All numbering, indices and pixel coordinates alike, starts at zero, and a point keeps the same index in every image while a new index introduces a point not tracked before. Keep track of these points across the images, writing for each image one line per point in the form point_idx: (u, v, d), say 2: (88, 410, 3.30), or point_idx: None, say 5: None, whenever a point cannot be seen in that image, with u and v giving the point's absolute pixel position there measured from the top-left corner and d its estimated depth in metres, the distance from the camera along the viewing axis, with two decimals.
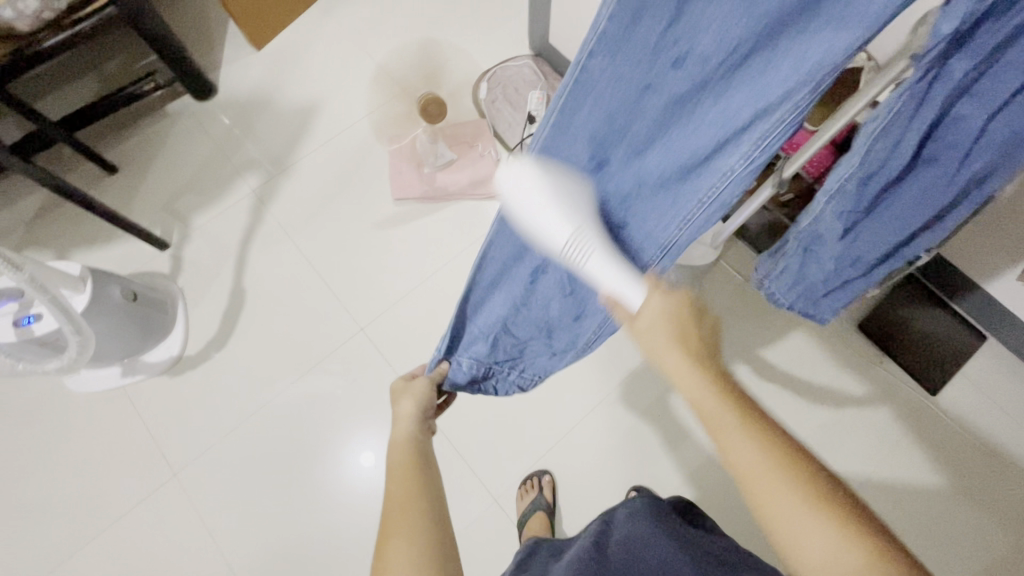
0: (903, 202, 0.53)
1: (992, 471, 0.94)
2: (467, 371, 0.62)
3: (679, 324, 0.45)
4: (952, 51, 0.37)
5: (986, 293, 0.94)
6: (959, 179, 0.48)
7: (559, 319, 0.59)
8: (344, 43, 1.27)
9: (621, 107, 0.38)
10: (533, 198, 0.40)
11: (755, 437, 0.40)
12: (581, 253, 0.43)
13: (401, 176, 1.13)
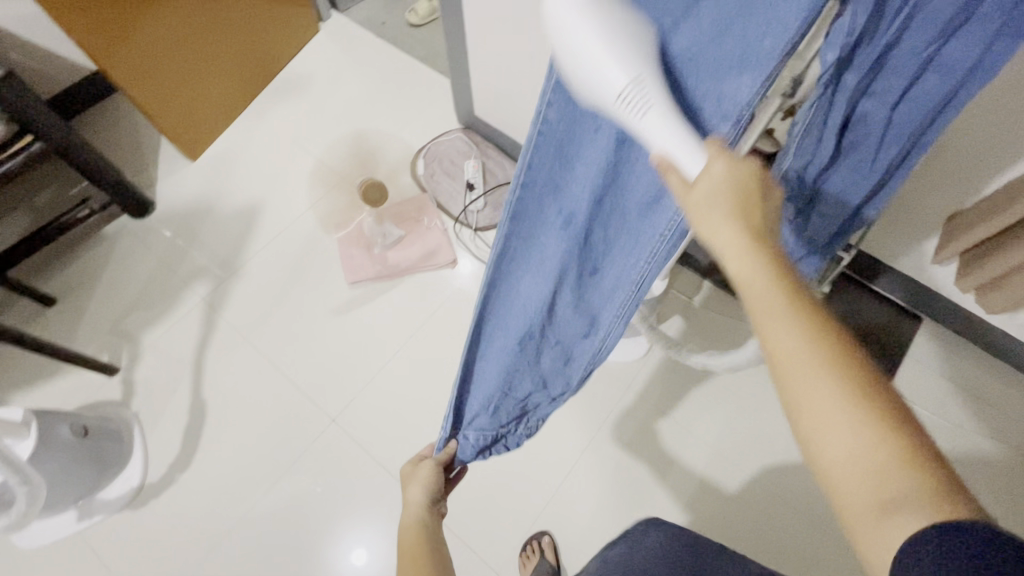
0: (840, 183, 0.57)
1: (959, 442, 0.99)
2: (476, 443, 0.60)
3: (742, 195, 0.37)
4: (842, 69, 0.44)
5: (910, 277, 1.03)
6: (881, 162, 0.53)
7: (551, 366, 0.60)
8: (279, 142, 1.30)
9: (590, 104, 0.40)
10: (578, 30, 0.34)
11: (804, 322, 0.33)
12: (637, 107, 0.36)
13: (352, 260, 1.15)
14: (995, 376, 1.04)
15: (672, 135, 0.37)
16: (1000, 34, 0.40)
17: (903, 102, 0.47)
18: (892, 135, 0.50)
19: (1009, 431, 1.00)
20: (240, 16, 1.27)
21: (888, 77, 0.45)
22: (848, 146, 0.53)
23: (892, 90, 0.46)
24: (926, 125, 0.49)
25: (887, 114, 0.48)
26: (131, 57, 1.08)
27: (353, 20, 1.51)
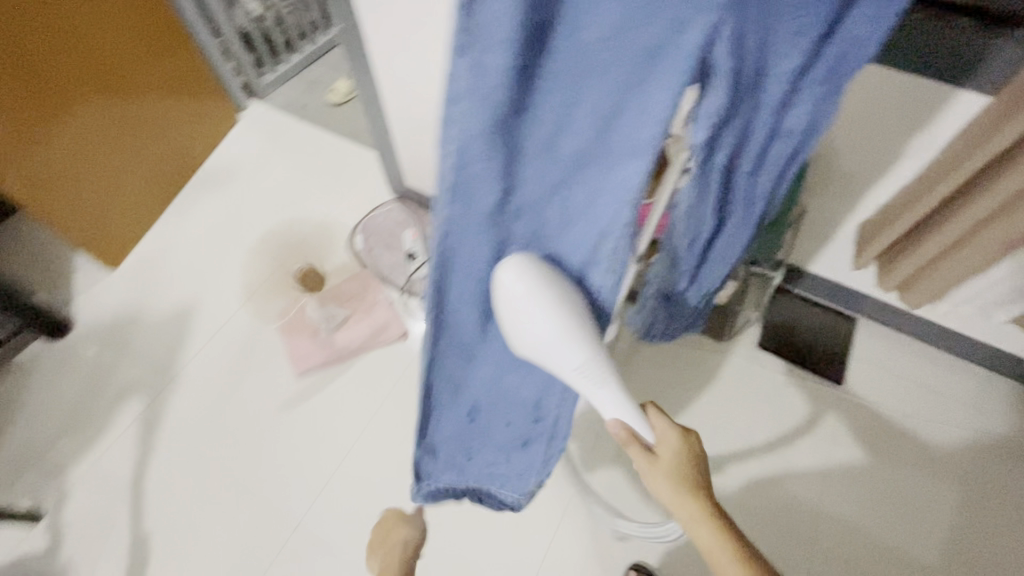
0: (727, 236, 0.58)
1: (912, 431, 1.05)
2: (442, 485, 0.68)
3: (688, 459, 0.57)
4: (709, 148, 0.43)
5: (839, 282, 1.10)
6: (752, 218, 0.57)
7: (519, 430, 0.64)
8: (208, 237, 1.26)
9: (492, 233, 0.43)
10: (531, 299, 0.44)
11: (735, 548, 0.53)
12: (597, 378, 0.48)
13: (298, 349, 1.10)
14: (934, 362, 1.10)
15: (619, 406, 0.51)
16: (840, 72, 0.42)
17: (761, 170, 0.51)
18: (757, 197, 0.54)
19: (956, 414, 1.05)
20: (155, 115, 1.25)
21: (750, 150, 0.47)
22: (727, 214, 0.55)
23: (754, 157, 0.49)
24: (788, 166, 0.51)
25: (754, 179, 0.51)
26: (33, 172, 1.02)
27: (272, 105, 1.51)
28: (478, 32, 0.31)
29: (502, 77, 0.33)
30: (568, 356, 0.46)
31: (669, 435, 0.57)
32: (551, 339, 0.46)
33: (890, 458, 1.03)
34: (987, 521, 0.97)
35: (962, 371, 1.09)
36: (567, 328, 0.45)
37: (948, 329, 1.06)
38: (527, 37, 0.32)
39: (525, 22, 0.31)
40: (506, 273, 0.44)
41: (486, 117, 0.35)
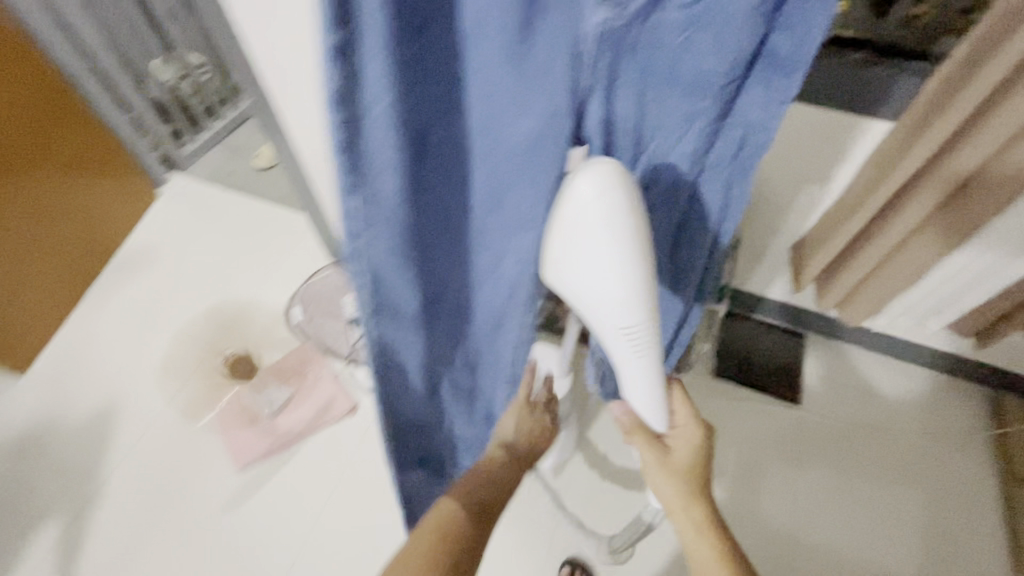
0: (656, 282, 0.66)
1: (871, 441, 1.06)
2: (420, 473, 0.79)
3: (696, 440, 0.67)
4: None
5: (784, 301, 1.12)
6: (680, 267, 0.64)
7: (473, 434, 0.73)
8: (130, 326, 1.17)
9: (411, 296, 0.50)
10: (612, 224, 0.41)
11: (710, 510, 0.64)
12: (639, 344, 0.51)
13: (237, 440, 1.02)
14: (881, 368, 1.12)
15: (648, 367, 0.55)
16: (742, 146, 0.49)
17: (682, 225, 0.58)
18: (681, 248, 0.62)
19: (909, 419, 1.07)
20: (62, 202, 1.16)
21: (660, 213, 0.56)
22: (652, 258, 0.63)
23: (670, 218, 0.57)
24: (706, 228, 0.58)
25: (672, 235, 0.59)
26: None
27: (195, 176, 1.45)
28: (357, 151, 0.36)
29: (394, 184, 0.39)
30: (639, 301, 0.46)
31: (689, 431, 0.67)
32: (610, 292, 0.45)
33: (854, 471, 1.03)
34: (954, 524, 0.98)
35: (908, 374, 1.11)
36: (629, 279, 0.44)
37: (889, 337, 1.09)
38: (409, 147, 0.38)
39: (399, 133, 0.37)
40: (584, 184, 0.40)
41: (383, 204, 0.41)
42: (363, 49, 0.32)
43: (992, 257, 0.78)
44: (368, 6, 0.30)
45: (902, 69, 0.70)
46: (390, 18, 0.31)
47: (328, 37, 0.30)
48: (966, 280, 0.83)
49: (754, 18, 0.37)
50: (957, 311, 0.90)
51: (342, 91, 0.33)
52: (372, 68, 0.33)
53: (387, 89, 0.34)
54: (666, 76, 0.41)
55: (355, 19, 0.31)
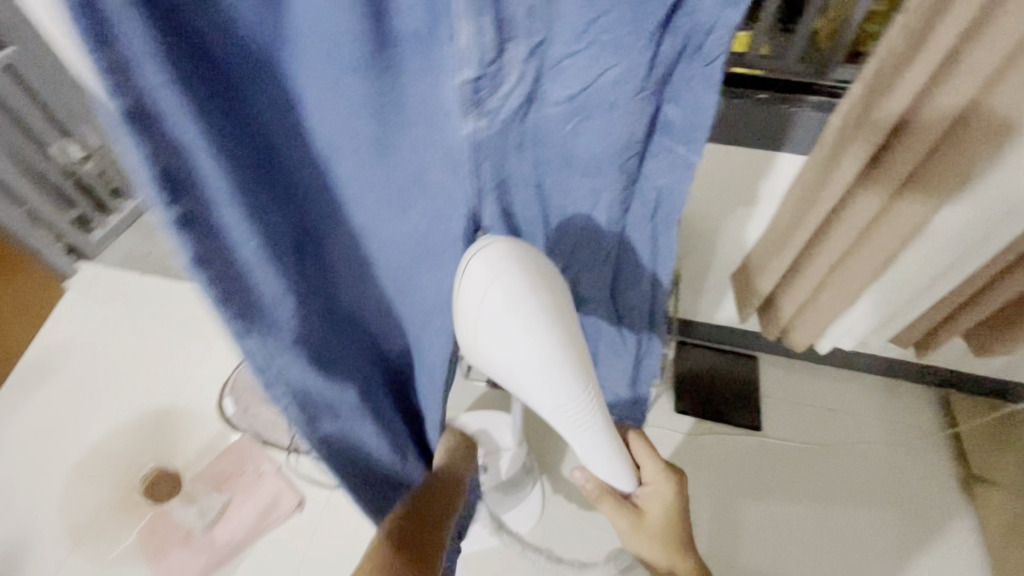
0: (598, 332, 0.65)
1: (835, 460, 1.05)
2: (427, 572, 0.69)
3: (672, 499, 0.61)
4: None
5: (733, 326, 1.12)
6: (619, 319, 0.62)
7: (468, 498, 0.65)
8: (38, 441, 1.05)
9: (349, 391, 0.43)
10: (516, 305, 0.38)
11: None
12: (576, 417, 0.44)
13: (170, 564, 0.91)
14: (836, 382, 1.13)
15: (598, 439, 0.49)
16: (660, 211, 0.47)
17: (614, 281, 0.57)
18: (620, 303, 0.60)
19: (870, 431, 1.08)
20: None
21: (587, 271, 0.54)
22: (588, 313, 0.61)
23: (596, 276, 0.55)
24: (638, 284, 0.56)
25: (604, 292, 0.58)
26: None
27: (109, 263, 1.35)
28: (244, 306, 0.32)
29: (277, 277, 0.33)
30: (571, 383, 0.42)
31: (662, 487, 0.61)
32: (541, 380, 0.41)
33: (825, 495, 1.02)
34: (928, 538, 0.97)
35: (860, 385, 1.13)
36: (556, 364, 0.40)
37: (838, 351, 1.09)
38: (275, 227, 0.32)
39: (285, 269, 0.34)
40: (480, 266, 0.39)
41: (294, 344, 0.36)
42: (213, 208, 0.28)
43: (921, 270, 0.79)
44: (203, 166, 0.27)
45: (805, 101, 0.71)
46: (230, 168, 0.28)
47: (164, 215, 0.26)
48: (894, 299, 0.86)
49: (636, 101, 0.37)
50: (896, 323, 0.91)
51: (203, 257, 0.29)
52: (232, 224, 0.29)
53: (256, 236, 0.30)
54: (559, 158, 0.41)
55: (194, 183, 0.27)
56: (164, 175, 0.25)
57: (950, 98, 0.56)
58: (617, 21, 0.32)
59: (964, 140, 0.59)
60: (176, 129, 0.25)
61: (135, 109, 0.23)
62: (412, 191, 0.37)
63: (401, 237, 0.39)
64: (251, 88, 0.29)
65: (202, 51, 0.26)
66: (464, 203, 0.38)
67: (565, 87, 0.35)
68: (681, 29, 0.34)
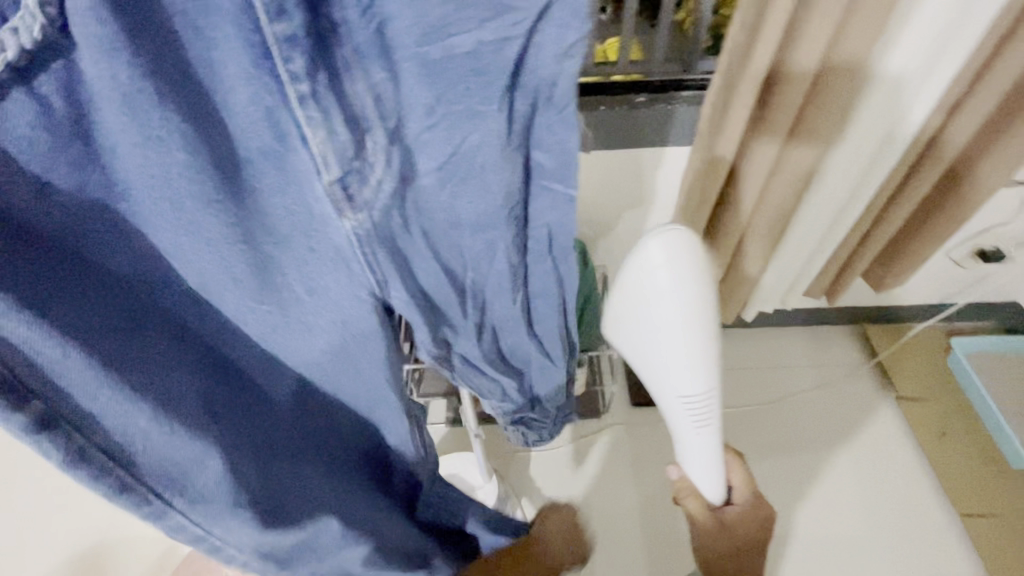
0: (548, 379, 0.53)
1: (783, 414, 1.11)
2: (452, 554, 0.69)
3: (756, 528, 0.58)
4: (450, 343, 0.43)
5: None
6: (562, 367, 0.53)
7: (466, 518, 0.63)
8: None
9: (295, 504, 0.41)
10: (679, 287, 0.42)
11: None
12: (704, 416, 0.49)
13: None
14: (774, 340, 1.20)
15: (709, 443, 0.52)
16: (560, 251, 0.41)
17: (544, 336, 0.48)
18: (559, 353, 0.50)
19: (804, 378, 1.15)
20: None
21: (513, 331, 0.45)
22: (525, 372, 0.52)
23: (524, 332, 0.46)
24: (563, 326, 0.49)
25: (538, 343, 0.48)
26: None
27: None
28: (136, 484, 0.31)
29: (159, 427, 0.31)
30: (703, 370, 0.46)
31: (749, 508, 0.59)
32: (676, 364, 0.46)
33: (784, 448, 1.07)
34: (881, 468, 1.05)
35: (787, 338, 1.21)
36: (699, 353, 0.45)
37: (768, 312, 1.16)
38: (139, 372, 0.31)
39: (160, 409, 0.31)
40: (665, 249, 0.42)
41: (217, 501, 0.34)
42: (70, 395, 0.28)
43: (814, 226, 0.87)
44: (48, 355, 0.27)
45: (679, 97, 0.77)
46: (78, 343, 0.28)
47: (18, 426, 0.26)
48: (800, 261, 0.94)
49: (509, 161, 0.33)
50: (804, 277, 0.98)
51: (74, 454, 0.28)
52: (101, 400, 0.29)
53: (135, 402, 0.30)
54: (451, 233, 0.35)
55: (48, 376, 0.27)
56: (6, 379, 0.26)
57: (800, 69, 0.63)
58: (465, 94, 0.29)
59: (824, 93, 0.66)
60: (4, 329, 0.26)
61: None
62: (299, 307, 0.34)
63: (322, 338, 0.36)
64: (89, 246, 0.29)
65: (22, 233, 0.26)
66: (362, 302, 0.34)
67: (435, 161, 0.31)
68: (528, 87, 0.31)
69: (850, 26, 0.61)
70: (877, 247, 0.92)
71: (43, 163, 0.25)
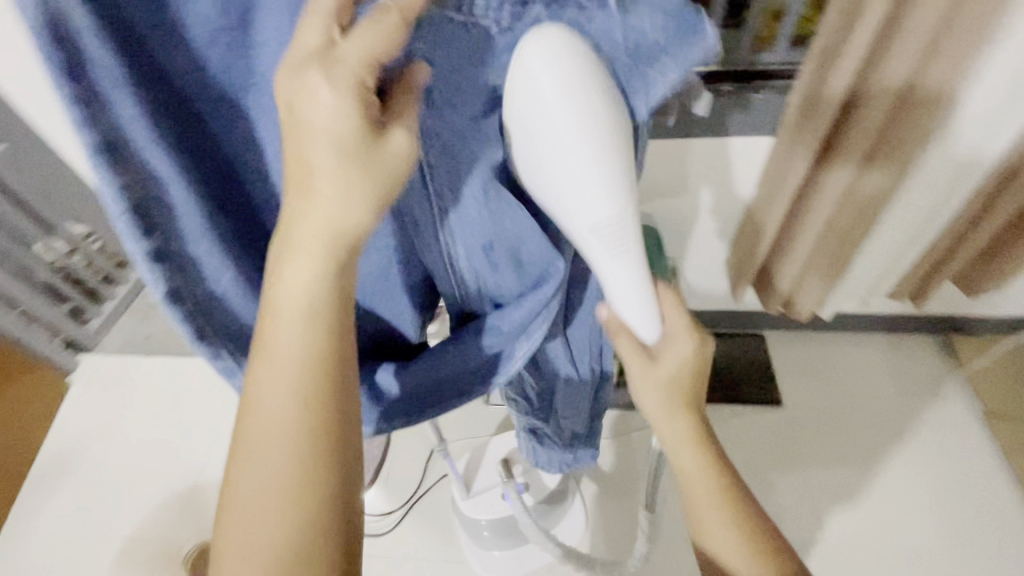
0: (567, 379, 0.60)
1: (855, 420, 1.10)
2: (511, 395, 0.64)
3: (691, 371, 0.47)
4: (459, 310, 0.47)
5: (738, 312, 1.18)
6: (581, 371, 0.59)
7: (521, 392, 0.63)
8: (85, 533, 1.12)
9: None
10: (569, 99, 0.29)
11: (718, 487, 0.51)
12: (615, 242, 0.35)
13: None
14: (846, 345, 1.18)
15: (634, 282, 0.38)
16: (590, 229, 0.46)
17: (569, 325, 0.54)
18: (578, 352, 0.57)
19: (882, 385, 1.13)
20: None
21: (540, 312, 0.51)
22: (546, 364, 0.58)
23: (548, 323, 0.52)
24: (589, 329, 0.54)
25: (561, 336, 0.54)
26: None
27: (111, 351, 1.37)
28: (207, 331, 0.36)
29: (231, 280, 0.36)
30: (616, 186, 0.32)
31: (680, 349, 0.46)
32: (578, 189, 0.31)
33: (862, 458, 1.05)
34: (963, 480, 1.01)
35: (866, 343, 1.18)
36: (607, 163, 0.31)
37: (848, 315, 1.15)
38: (234, 232, 0.36)
39: (240, 267, 0.36)
40: (540, 50, 0.28)
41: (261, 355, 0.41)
42: (181, 235, 0.33)
43: (898, 229, 0.85)
44: (171, 193, 0.31)
45: (770, 88, 0.78)
46: (198, 199, 0.32)
47: (138, 246, 0.31)
48: (887, 262, 0.92)
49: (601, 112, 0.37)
50: (887, 277, 0.96)
51: (174, 290, 0.33)
52: (202, 249, 0.34)
53: (224, 261, 0.35)
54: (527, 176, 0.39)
55: (165, 214, 0.31)
56: (141, 211, 0.30)
57: (895, 72, 0.62)
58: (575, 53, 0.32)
59: (915, 102, 0.66)
60: (149, 161, 0.29)
61: (108, 141, 0.27)
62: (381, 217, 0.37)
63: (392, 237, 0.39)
64: (217, 124, 0.31)
65: (174, 103, 0.29)
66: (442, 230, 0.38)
67: None
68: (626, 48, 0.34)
69: (945, 40, 0.60)
70: (955, 265, 0.91)
71: (206, 37, 0.27)
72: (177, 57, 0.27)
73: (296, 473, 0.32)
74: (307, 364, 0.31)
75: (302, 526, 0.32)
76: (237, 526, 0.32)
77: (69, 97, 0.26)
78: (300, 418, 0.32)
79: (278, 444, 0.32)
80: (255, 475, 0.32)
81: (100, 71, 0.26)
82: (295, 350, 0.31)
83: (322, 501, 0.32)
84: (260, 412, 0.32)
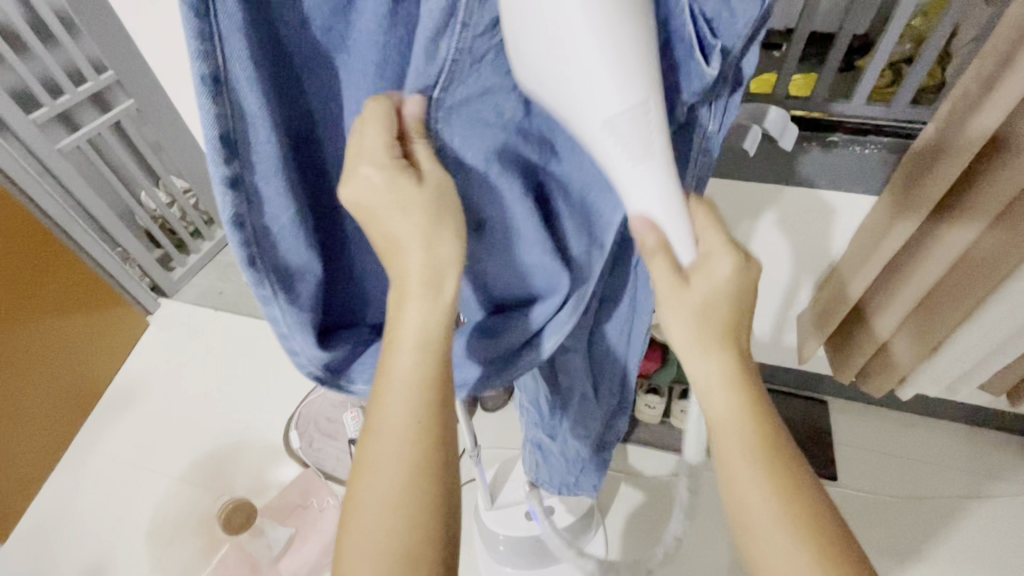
0: (587, 402, 0.58)
1: (920, 511, 1.00)
2: (532, 399, 0.62)
3: (736, 295, 0.38)
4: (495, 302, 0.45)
5: (801, 372, 1.11)
6: (601, 396, 0.58)
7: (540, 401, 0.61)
8: (133, 464, 1.21)
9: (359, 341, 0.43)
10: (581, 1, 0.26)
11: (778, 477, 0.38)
12: (641, 145, 0.30)
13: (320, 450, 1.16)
14: (918, 429, 1.09)
15: (682, 224, 0.34)
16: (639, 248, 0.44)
17: (596, 347, 0.52)
18: (601, 376, 0.55)
19: (956, 479, 1.03)
20: (63, 340, 1.23)
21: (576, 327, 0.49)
22: (568, 380, 0.56)
23: (578, 339, 0.50)
24: (621, 356, 0.53)
25: (588, 354, 0.52)
26: (52, 373, 1.21)
27: (187, 301, 1.48)
28: (259, 264, 0.35)
29: (292, 226, 0.35)
30: (634, 82, 0.28)
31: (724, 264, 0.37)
32: (610, 120, 0.29)
33: (922, 553, 0.96)
34: None
35: (944, 432, 1.09)
36: (618, 52, 0.27)
37: (928, 398, 1.06)
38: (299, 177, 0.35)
39: (302, 213, 0.35)
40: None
41: (305, 315, 0.38)
42: (255, 170, 0.32)
43: (1009, 316, 0.77)
44: (256, 129, 0.31)
45: (879, 143, 0.74)
46: (277, 137, 0.32)
47: (216, 171, 0.31)
48: (992, 347, 0.83)
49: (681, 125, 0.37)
50: (987, 366, 0.87)
51: (238, 217, 0.32)
52: (270, 189, 0.33)
53: (288, 202, 0.34)
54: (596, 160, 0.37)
55: (244, 146, 0.31)
56: (228, 138, 0.30)
57: None
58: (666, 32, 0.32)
59: None
60: (243, 100, 0.30)
61: (214, 75, 0.28)
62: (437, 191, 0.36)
63: None
64: (308, 70, 0.32)
65: (269, 38, 0.30)
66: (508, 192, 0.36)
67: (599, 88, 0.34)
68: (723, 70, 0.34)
69: None
70: None
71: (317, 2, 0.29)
72: (290, 8, 0.29)
73: (418, 458, 0.35)
74: (423, 372, 0.35)
75: (414, 513, 0.34)
76: (361, 511, 0.35)
77: (190, 28, 0.26)
78: (416, 443, 0.35)
79: (402, 437, 0.35)
80: (376, 504, 0.34)
81: (222, 12, 0.27)
82: (422, 349, 0.35)
83: (432, 524, 0.35)
84: (377, 445, 0.35)
